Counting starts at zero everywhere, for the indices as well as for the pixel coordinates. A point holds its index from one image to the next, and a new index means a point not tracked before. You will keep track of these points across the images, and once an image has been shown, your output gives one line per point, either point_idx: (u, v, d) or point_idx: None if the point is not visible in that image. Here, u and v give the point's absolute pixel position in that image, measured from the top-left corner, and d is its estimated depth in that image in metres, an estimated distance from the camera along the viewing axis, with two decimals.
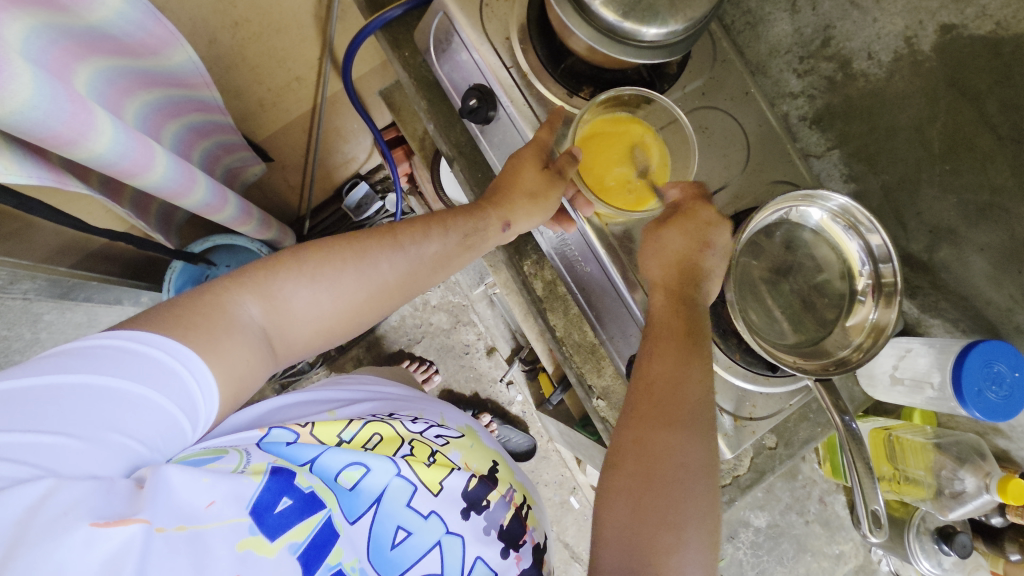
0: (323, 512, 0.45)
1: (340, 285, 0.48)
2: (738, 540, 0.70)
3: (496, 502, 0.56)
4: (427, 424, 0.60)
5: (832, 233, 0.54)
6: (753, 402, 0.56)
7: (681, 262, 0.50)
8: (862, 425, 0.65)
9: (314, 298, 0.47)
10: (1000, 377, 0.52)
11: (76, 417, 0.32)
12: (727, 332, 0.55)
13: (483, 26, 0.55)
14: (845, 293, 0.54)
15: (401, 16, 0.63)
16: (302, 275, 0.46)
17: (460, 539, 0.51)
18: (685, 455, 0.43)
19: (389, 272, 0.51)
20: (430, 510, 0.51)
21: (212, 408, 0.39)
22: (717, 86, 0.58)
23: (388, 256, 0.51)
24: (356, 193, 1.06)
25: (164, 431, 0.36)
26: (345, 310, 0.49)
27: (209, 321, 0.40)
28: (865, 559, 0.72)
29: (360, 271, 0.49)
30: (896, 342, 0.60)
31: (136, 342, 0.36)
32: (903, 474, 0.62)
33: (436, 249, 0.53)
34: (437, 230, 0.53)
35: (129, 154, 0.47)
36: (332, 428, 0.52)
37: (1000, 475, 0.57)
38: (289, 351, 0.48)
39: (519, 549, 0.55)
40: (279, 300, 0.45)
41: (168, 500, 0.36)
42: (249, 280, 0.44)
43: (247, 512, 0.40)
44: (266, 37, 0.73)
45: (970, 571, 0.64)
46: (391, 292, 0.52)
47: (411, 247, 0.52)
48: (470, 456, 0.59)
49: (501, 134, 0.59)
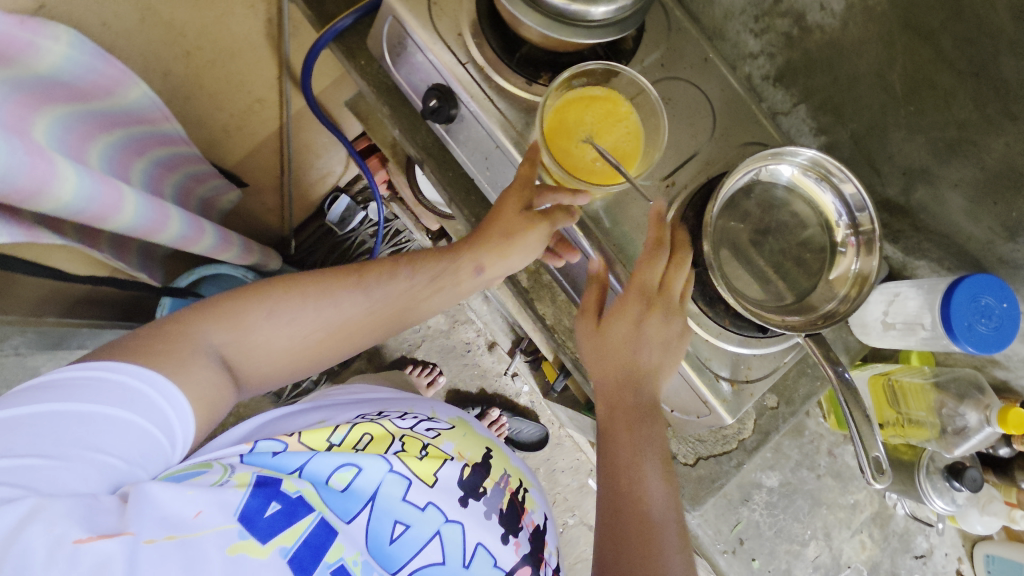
0: (314, 513, 0.45)
1: (301, 321, 0.49)
2: (752, 502, 0.71)
3: (493, 489, 0.58)
4: (416, 419, 0.61)
5: (805, 187, 0.54)
6: (748, 364, 0.56)
7: (624, 357, 0.52)
8: (860, 375, 0.65)
9: (277, 332, 0.48)
10: (988, 310, 0.52)
11: (53, 439, 0.34)
12: (714, 299, 0.55)
13: (434, 25, 0.55)
14: (826, 245, 0.55)
15: (352, 24, 0.63)
16: (270, 308, 0.47)
17: (458, 526, 0.52)
18: (650, 507, 0.48)
19: (351, 310, 0.51)
20: (427, 501, 0.52)
21: (188, 425, 0.40)
22: (676, 56, 0.57)
23: (350, 294, 0.51)
24: (337, 208, 1.07)
25: (144, 447, 0.37)
26: (304, 346, 0.49)
27: (175, 347, 0.41)
28: (881, 506, 0.72)
29: (324, 307, 0.50)
30: (884, 288, 0.60)
31: (116, 371, 0.37)
32: (903, 416, 0.63)
33: (402, 289, 0.54)
34: (405, 270, 0.54)
35: (97, 197, 0.47)
36: (320, 434, 0.52)
37: (999, 406, 0.57)
38: (249, 382, 0.48)
39: (517, 535, 0.56)
40: (243, 335, 0.46)
41: (152, 510, 0.36)
42: (213, 311, 0.45)
43: (235, 519, 0.40)
44: (221, 62, 0.74)
45: (983, 504, 0.64)
46: (350, 329, 0.52)
47: (374, 288, 0.52)
48: (463, 445, 0.60)
49: (467, 132, 0.59)
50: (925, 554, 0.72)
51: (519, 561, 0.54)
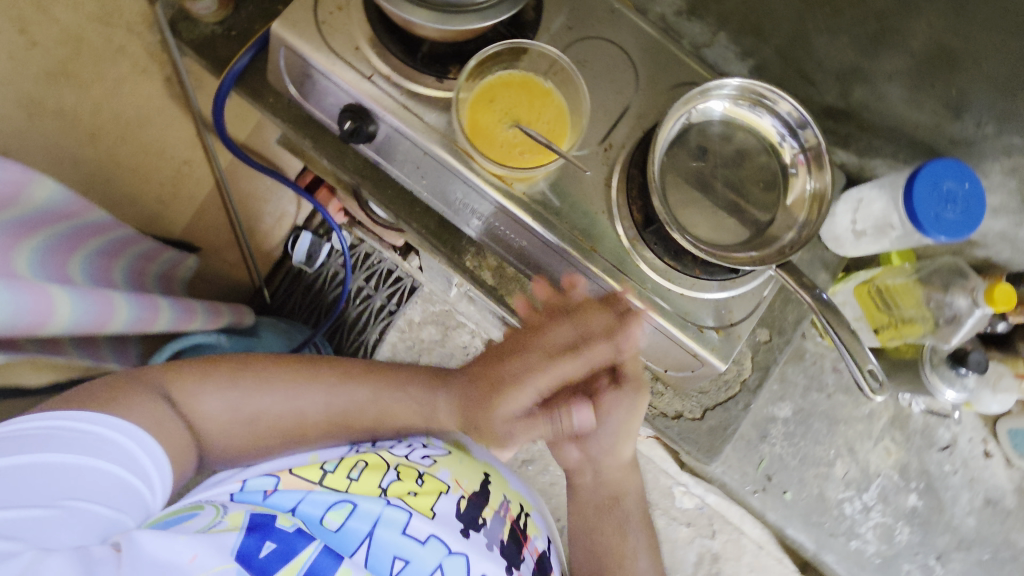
0: (313, 544, 0.46)
1: (264, 404, 0.53)
2: (771, 437, 0.70)
3: (493, 519, 0.56)
4: (412, 446, 0.59)
5: (742, 117, 0.53)
6: (730, 308, 0.55)
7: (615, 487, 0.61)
8: (845, 289, 0.65)
9: (235, 412, 0.51)
10: (952, 194, 0.51)
11: (34, 492, 0.37)
12: (679, 252, 0.53)
13: (330, 46, 0.53)
14: (777, 171, 0.53)
15: (250, 63, 0.61)
16: (250, 387, 0.52)
17: (460, 558, 0.51)
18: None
19: (314, 409, 0.55)
20: (427, 534, 0.51)
21: (158, 465, 0.44)
22: (582, 15, 0.55)
23: (318, 391, 0.55)
24: (301, 246, 1.02)
25: (120, 488, 0.41)
26: (255, 429, 0.53)
27: (132, 399, 0.45)
28: (897, 409, 0.71)
29: (282, 397, 0.53)
30: (848, 195, 0.59)
31: (92, 423, 0.41)
32: (889, 315, 0.62)
33: (363, 394, 0.57)
34: (374, 381, 0.58)
35: (24, 309, 0.45)
36: (311, 469, 0.53)
37: (985, 285, 0.56)
38: (206, 449, 0.51)
39: (519, 565, 0.55)
40: (195, 403, 0.49)
41: (148, 561, 0.38)
42: (178, 377, 0.49)
43: (233, 558, 0.41)
44: (131, 134, 0.72)
45: (995, 383, 0.63)
46: (307, 428, 0.55)
47: (339, 388, 0.56)
48: (461, 472, 0.58)
49: (393, 146, 0.57)
50: (952, 443, 0.71)
51: None
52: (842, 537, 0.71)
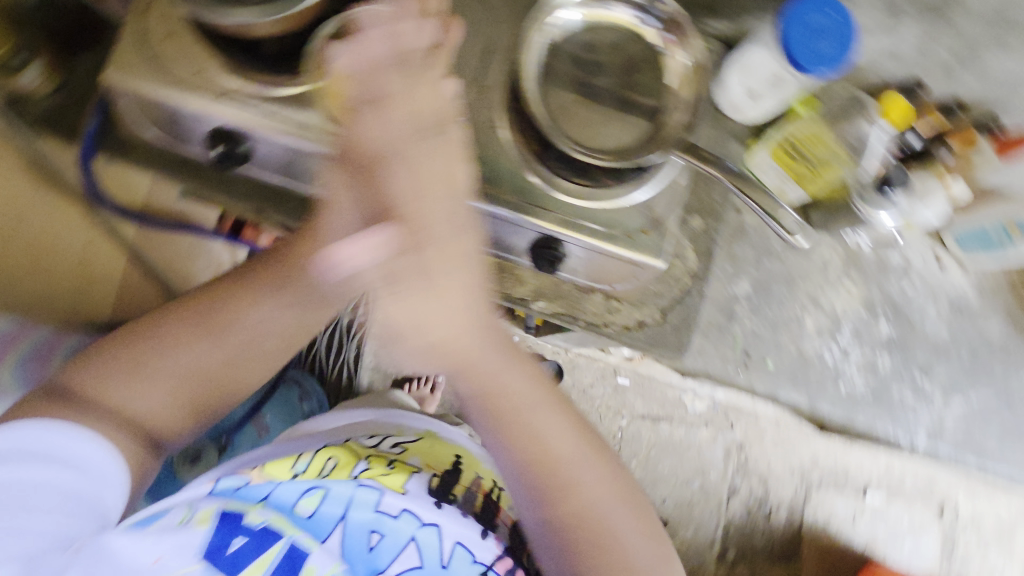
0: (281, 541, 0.53)
1: (164, 373, 0.51)
2: (740, 316, 0.71)
3: (462, 494, 0.64)
4: (384, 438, 0.69)
5: (601, 17, 0.53)
6: (655, 206, 0.54)
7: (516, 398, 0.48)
8: (761, 153, 0.64)
9: (141, 394, 0.50)
10: (824, 26, 0.51)
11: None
12: (586, 168, 0.51)
13: (170, 77, 0.50)
14: (650, 56, 0.53)
15: (104, 120, 0.58)
16: (133, 364, 0.50)
17: (433, 530, 0.58)
18: (592, 487, 0.51)
19: (211, 357, 0.52)
20: (400, 509, 0.59)
21: (115, 473, 0.47)
22: None
23: (204, 341, 0.52)
24: None
25: (74, 502, 0.44)
26: (179, 400, 0.51)
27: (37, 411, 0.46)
28: (847, 250, 0.73)
29: (169, 369, 0.51)
30: (734, 59, 0.59)
31: (29, 427, 0.44)
32: (806, 161, 0.63)
33: (254, 325, 0.53)
34: (247, 311, 0.53)
35: None
36: (283, 466, 0.60)
37: (877, 101, 0.60)
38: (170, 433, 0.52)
39: (495, 530, 0.63)
40: (104, 393, 0.48)
41: (112, 562, 0.46)
42: (58, 393, 0.48)
43: (199, 559, 0.50)
44: (14, 234, 0.74)
45: (926, 195, 0.64)
46: (218, 377, 0.53)
47: (228, 327, 0.53)
48: (431, 456, 0.68)
49: (275, 158, 0.55)
50: (906, 265, 0.73)
51: (500, 554, 0.60)
52: (831, 384, 0.73)
